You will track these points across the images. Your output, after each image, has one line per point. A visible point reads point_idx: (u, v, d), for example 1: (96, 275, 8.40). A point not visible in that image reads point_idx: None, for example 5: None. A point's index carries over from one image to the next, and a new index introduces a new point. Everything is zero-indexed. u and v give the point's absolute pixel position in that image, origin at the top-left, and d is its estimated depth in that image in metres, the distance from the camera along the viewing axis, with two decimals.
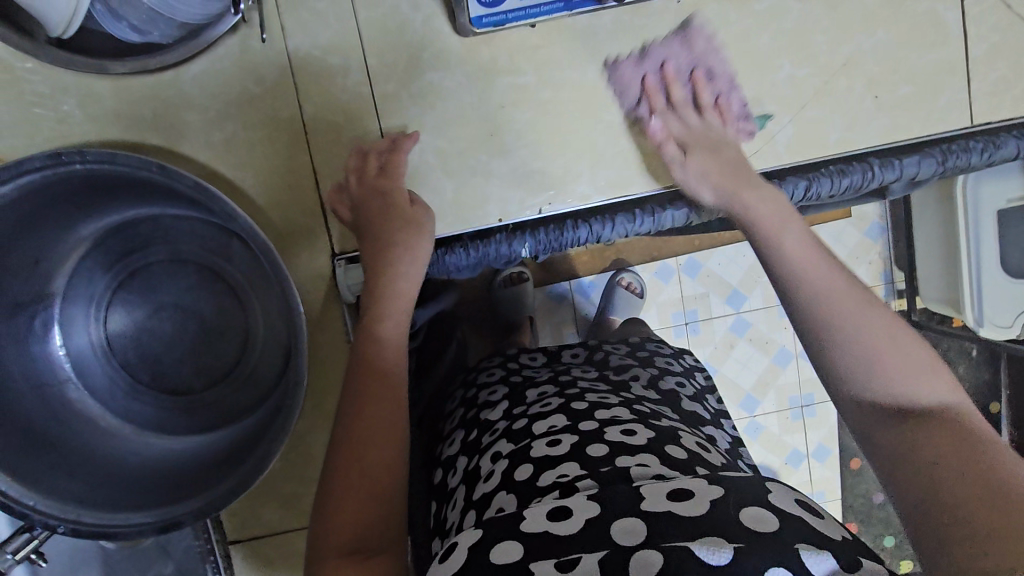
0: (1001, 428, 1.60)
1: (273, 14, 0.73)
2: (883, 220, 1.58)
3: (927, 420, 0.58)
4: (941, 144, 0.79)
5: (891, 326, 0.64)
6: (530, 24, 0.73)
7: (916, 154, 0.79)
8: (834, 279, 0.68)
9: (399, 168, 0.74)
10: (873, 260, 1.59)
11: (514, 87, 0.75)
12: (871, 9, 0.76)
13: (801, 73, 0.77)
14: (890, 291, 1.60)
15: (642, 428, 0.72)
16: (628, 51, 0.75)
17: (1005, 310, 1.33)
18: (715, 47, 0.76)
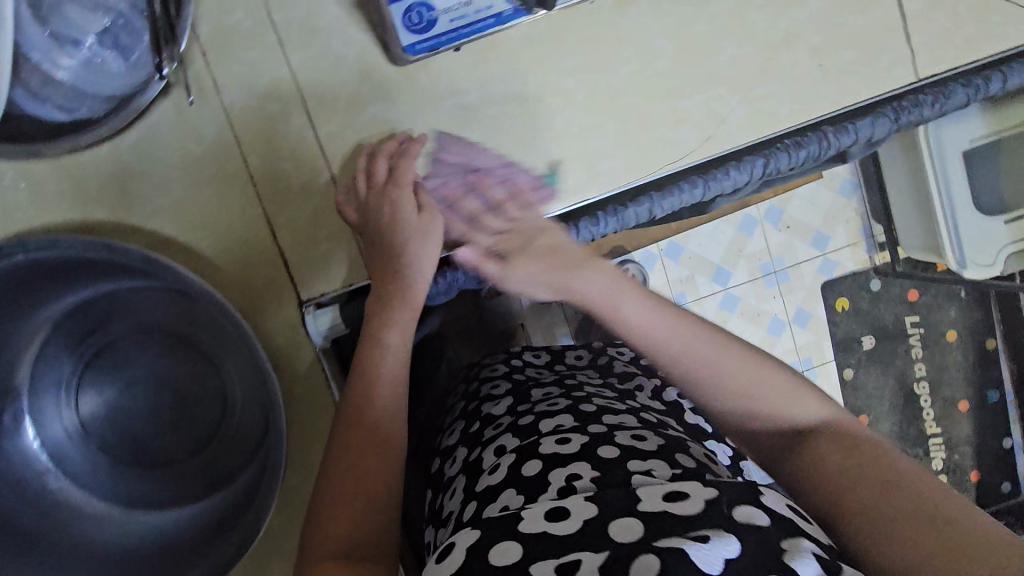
0: (1000, 363, 1.61)
1: (204, 72, 0.74)
2: (854, 176, 1.60)
3: (818, 438, 0.65)
4: (891, 103, 0.79)
5: (744, 359, 0.68)
6: (459, 46, 0.74)
7: (869, 115, 0.78)
8: (678, 343, 0.67)
9: (407, 173, 0.72)
10: (850, 218, 1.61)
11: (460, 107, 0.75)
12: None
13: (742, 52, 0.77)
14: (871, 246, 1.61)
15: (651, 435, 0.72)
16: (568, 55, 0.76)
17: (984, 249, 1.37)
18: (654, 39, 0.77)
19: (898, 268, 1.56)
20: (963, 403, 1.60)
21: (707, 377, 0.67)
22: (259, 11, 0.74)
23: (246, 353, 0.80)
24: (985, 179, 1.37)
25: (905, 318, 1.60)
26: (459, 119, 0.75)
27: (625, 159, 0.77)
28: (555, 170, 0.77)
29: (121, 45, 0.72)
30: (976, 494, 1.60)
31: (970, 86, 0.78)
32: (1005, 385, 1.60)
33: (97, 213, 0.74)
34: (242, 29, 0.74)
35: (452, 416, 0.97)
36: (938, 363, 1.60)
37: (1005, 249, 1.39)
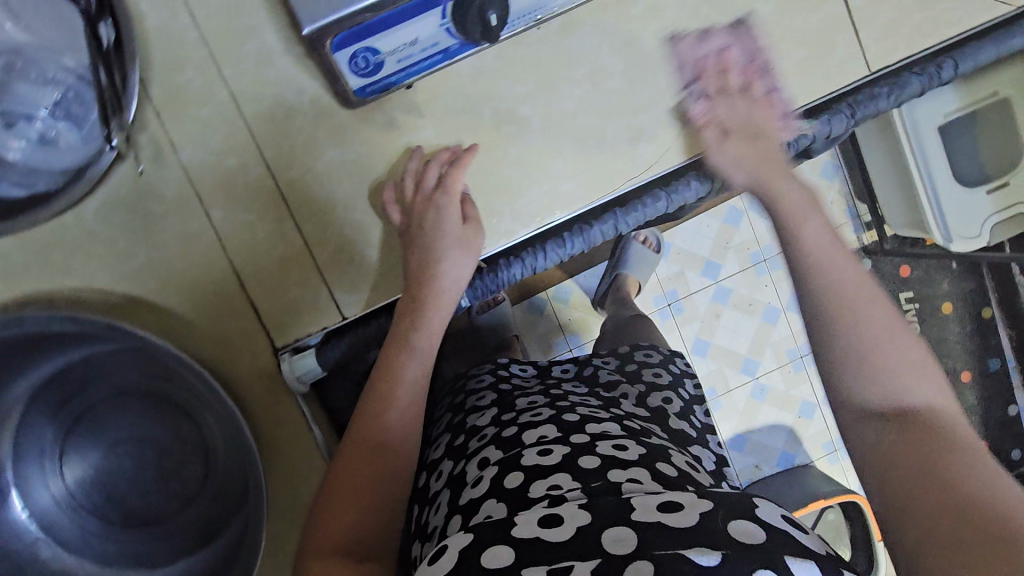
0: (998, 330, 1.60)
1: (161, 134, 0.76)
2: (836, 159, 1.62)
3: (916, 421, 0.62)
4: (847, 99, 0.82)
5: (887, 322, 0.67)
6: (407, 85, 0.76)
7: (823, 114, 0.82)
8: (845, 274, 0.70)
9: (456, 181, 0.76)
10: (834, 200, 1.62)
11: (417, 144, 0.78)
12: None
13: (690, 64, 0.79)
14: (858, 227, 1.63)
15: (633, 444, 0.75)
16: (518, 83, 0.77)
17: (970, 221, 1.39)
18: (602, 58, 0.78)
19: (887, 246, 1.58)
20: (963, 373, 1.60)
21: (844, 316, 0.68)
22: (209, 68, 0.76)
23: (218, 409, 0.80)
24: (961, 152, 1.40)
25: (898, 295, 1.60)
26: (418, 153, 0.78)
27: (578, 185, 0.79)
28: (514, 196, 0.79)
29: (73, 114, 0.73)
30: None
31: (924, 75, 0.81)
32: (1005, 353, 1.60)
33: (68, 280, 0.77)
34: (192, 88, 0.76)
35: (440, 428, 0.98)
36: (934, 336, 1.60)
37: (992, 218, 1.40)
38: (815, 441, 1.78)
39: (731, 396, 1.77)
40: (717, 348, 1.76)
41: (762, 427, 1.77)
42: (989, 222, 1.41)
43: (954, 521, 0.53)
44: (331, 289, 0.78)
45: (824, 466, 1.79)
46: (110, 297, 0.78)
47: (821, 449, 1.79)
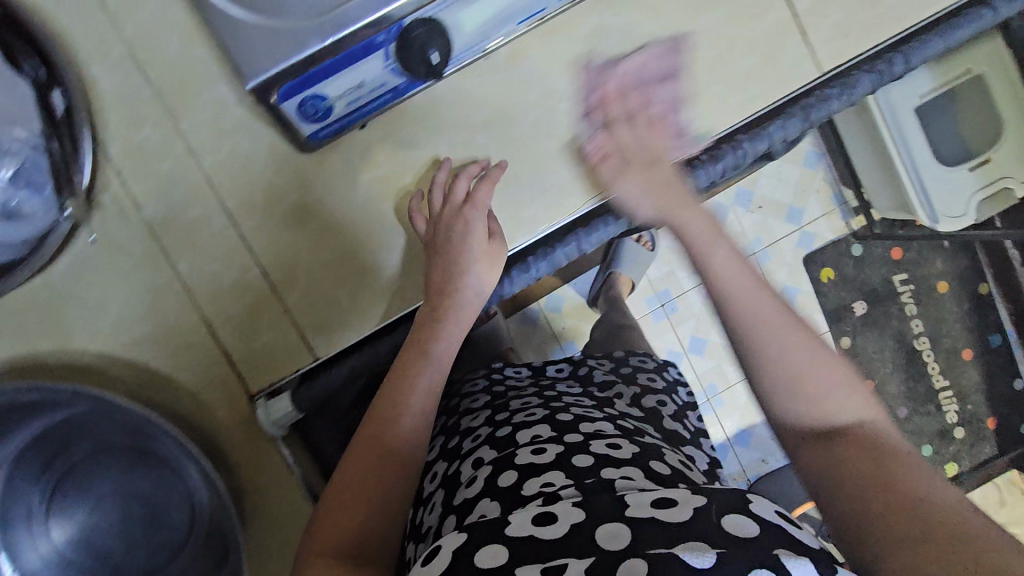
0: (996, 306, 1.59)
1: (121, 192, 0.78)
2: (818, 146, 1.62)
3: (851, 435, 0.66)
4: (801, 100, 0.82)
5: (810, 346, 0.71)
6: (361, 124, 0.76)
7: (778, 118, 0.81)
8: (766, 317, 0.72)
9: (484, 197, 0.77)
10: (820, 188, 1.62)
11: (377, 181, 0.79)
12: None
13: (644, 78, 0.80)
14: (845, 212, 1.62)
15: (626, 442, 0.82)
16: (473, 112, 0.78)
17: (954, 200, 1.40)
18: (552, 81, 0.79)
19: (875, 229, 1.58)
20: (966, 351, 1.59)
21: (767, 341, 0.71)
22: (165, 125, 0.77)
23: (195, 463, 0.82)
24: (942, 133, 1.44)
25: (893, 278, 1.59)
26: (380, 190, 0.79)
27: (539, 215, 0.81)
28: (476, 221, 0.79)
29: (32, 182, 0.74)
30: (997, 440, 1.59)
31: (873, 73, 0.80)
32: (1006, 328, 1.58)
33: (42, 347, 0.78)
34: (151, 146, 0.77)
35: (437, 430, 1.08)
36: (932, 317, 1.59)
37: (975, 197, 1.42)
38: None
39: (731, 392, 1.77)
40: (715, 344, 1.77)
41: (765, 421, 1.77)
42: (973, 201, 1.42)
43: (897, 518, 0.57)
44: (303, 332, 0.80)
45: None
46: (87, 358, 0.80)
47: None
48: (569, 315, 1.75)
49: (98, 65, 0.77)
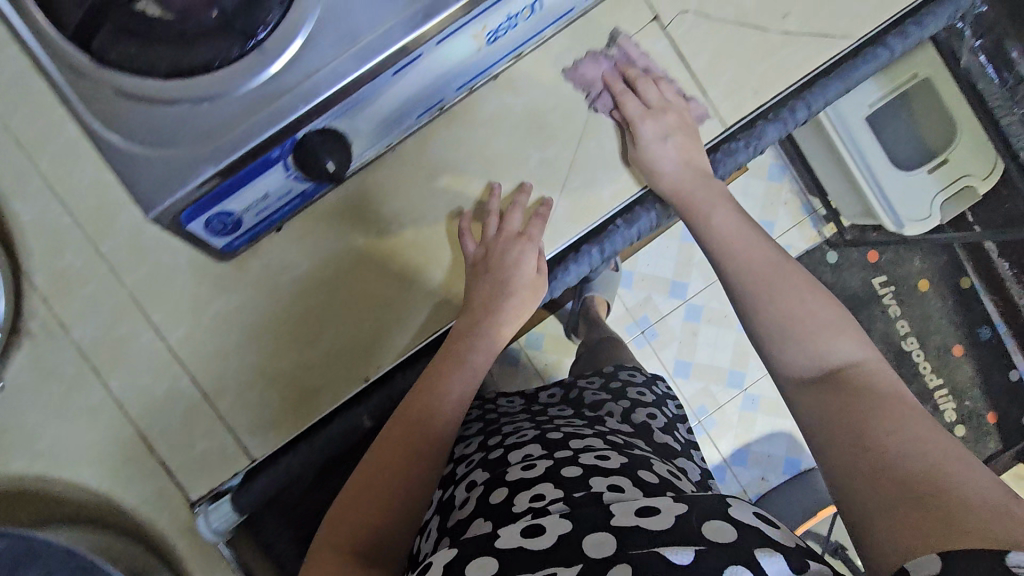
0: (980, 298, 1.57)
1: (50, 316, 0.82)
2: (780, 159, 1.62)
3: (843, 378, 0.66)
4: (740, 135, 0.89)
5: (831, 319, 0.71)
6: (276, 227, 0.81)
7: (834, 75, 0.88)
8: (753, 261, 0.77)
9: (536, 232, 0.83)
10: (788, 199, 1.63)
11: (296, 280, 0.83)
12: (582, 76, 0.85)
13: (549, 152, 0.85)
14: (816, 221, 1.63)
15: (615, 454, 0.77)
16: (379, 207, 0.83)
17: (916, 204, 1.43)
18: (462, 165, 0.84)
19: (847, 236, 1.59)
20: (956, 347, 1.58)
21: (767, 290, 0.74)
22: (88, 250, 0.82)
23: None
24: (898, 139, 1.48)
25: (873, 281, 1.60)
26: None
27: (482, 267, 0.83)
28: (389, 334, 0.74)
29: None
30: (1001, 435, 1.58)
31: (926, 19, 0.87)
32: (994, 319, 1.56)
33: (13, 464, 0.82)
34: (75, 269, 0.82)
35: None
36: (918, 316, 1.59)
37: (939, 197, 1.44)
38: None
39: (723, 411, 1.72)
40: (699, 366, 1.73)
41: (760, 438, 1.72)
42: (937, 202, 1.44)
43: (890, 482, 0.54)
44: (237, 435, 0.82)
45: None
46: (47, 484, 0.83)
47: None
48: (550, 350, 1.70)
49: (19, 200, 0.82)
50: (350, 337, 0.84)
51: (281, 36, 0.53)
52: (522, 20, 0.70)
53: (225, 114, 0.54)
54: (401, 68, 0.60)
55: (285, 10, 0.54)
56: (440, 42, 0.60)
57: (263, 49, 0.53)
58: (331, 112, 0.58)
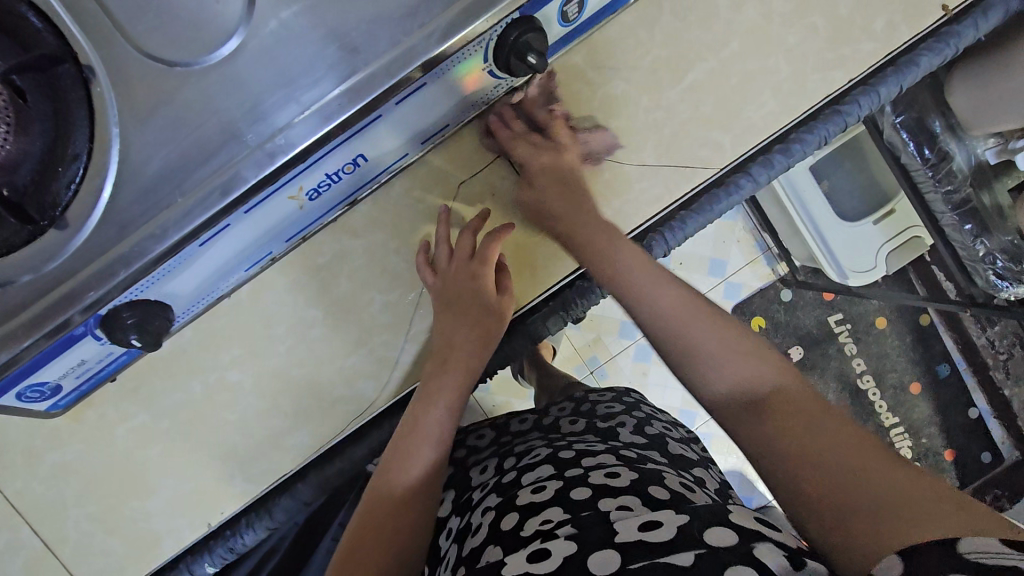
0: (941, 335, 1.51)
1: None
2: None
3: (780, 400, 0.50)
4: (828, 110, 0.65)
5: (715, 322, 0.56)
6: (79, 401, 0.58)
7: (966, 16, 0.63)
8: (657, 292, 0.57)
9: (493, 252, 0.61)
10: (741, 237, 1.50)
11: (81, 454, 0.60)
12: (445, 164, 0.61)
13: (386, 288, 0.62)
14: (771, 258, 1.51)
15: (626, 469, 0.63)
16: (138, 384, 0.60)
17: (863, 254, 1.34)
18: (315, 304, 0.61)
19: (799, 276, 1.48)
20: (913, 385, 1.50)
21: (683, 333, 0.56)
22: None
23: None
24: (841, 188, 1.36)
25: (828, 319, 1.49)
26: (135, 447, 0.61)
27: (357, 355, 0.63)
28: (247, 460, 0.63)
29: None
30: (957, 472, 1.50)
31: None
32: (954, 356, 1.50)
33: None
34: None
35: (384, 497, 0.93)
36: (875, 354, 1.50)
37: (883, 249, 1.34)
38: None
39: None
40: None
41: None
42: (883, 253, 1.34)
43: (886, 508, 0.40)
44: None
45: (783, 503, 1.59)
46: None
47: None
48: (497, 392, 1.54)
49: None
50: (196, 499, 0.63)
51: (81, 207, 0.48)
52: (353, 175, 0.56)
53: (19, 297, 0.48)
54: (296, 232, 0.57)
55: (77, 188, 0.48)
56: (339, 146, 0.51)
57: (63, 224, 0.48)
58: (138, 283, 0.50)
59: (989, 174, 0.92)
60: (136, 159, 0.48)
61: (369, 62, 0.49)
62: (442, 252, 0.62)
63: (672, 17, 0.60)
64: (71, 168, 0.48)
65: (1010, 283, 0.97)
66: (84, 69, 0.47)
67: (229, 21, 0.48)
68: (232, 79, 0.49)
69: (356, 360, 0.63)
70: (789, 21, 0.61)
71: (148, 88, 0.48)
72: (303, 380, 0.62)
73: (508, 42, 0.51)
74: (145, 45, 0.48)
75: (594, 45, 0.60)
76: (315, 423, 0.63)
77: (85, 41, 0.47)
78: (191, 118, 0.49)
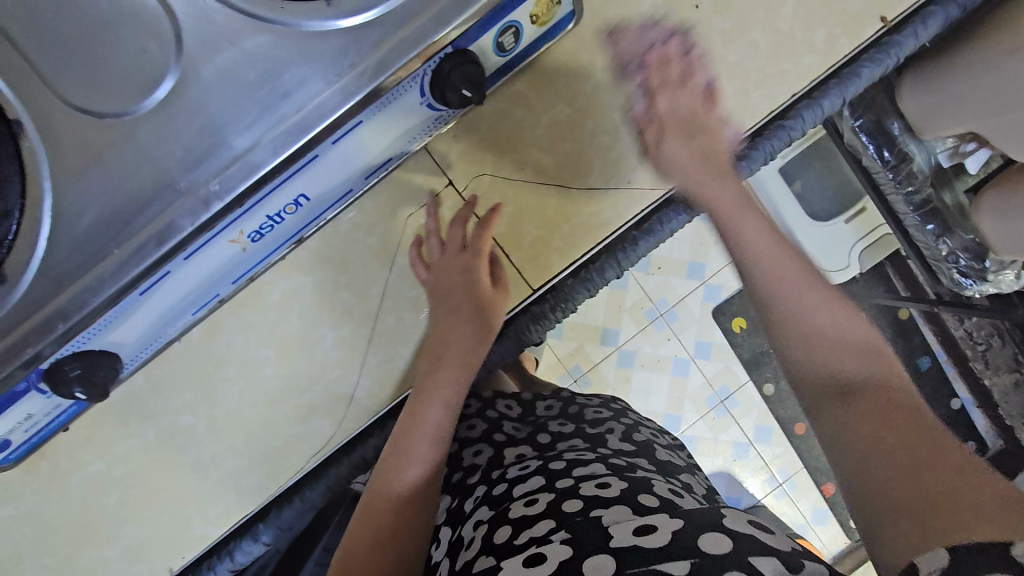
0: (921, 327, 1.51)
1: None
2: None
3: (884, 397, 0.48)
4: (768, 128, 0.66)
5: (827, 299, 0.55)
6: (31, 453, 0.58)
7: (908, 25, 0.64)
8: (756, 240, 0.58)
9: (479, 241, 0.63)
10: (719, 238, 1.54)
11: (35, 505, 0.59)
12: (392, 197, 0.61)
13: (337, 324, 0.62)
14: None
15: (615, 479, 0.62)
16: (90, 434, 0.59)
17: (836, 252, 1.35)
18: (266, 342, 0.61)
19: None
20: None
21: (769, 282, 0.56)
22: None
23: None
24: (812, 189, 1.36)
25: None
26: (90, 495, 0.60)
27: (314, 391, 0.63)
28: (205, 501, 0.63)
29: None
30: None
31: None
32: (936, 347, 1.50)
33: None
34: None
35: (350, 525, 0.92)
36: None
37: (857, 246, 1.35)
38: (755, 479, 1.57)
39: None
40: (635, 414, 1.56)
41: None
42: (856, 249, 1.36)
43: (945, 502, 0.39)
44: None
45: (771, 503, 1.58)
46: None
47: (765, 486, 1.58)
48: None
49: None
50: (157, 544, 0.63)
51: (15, 265, 0.47)
52: (296, 215, 0.56)
53: None
54: (243, 273, 0.57)
55: (10, 246, 0.47)
56: (276, 189, 0.51)
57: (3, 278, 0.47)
58: (79, 336, 0.50)
59: (948, 176, 0.92)
60: (68, 212, 0.48)
61: (299, 106, 0.49)
62: (433, 243, 0.63)
63: (612, 40, 0.60)
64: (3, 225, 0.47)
65: (974, 281, 0.97)
66: (13, 124, 0.47)
67: (157, 65, 0.47)
68: (162, 126, 0.48)
69: (311, 397, 0.63)
70: (731, 40, 0.62)
71: (77, 137, 0.47)
72: (258, 418, 0.62)
73: (443, 75, 0.51)
74: (73, 97, 0.47)
75: (535, 72, 0.60)
76: (273, 462, 0.64)
77: (13, 95, 0.47)
78: (123, 167, 0.48)
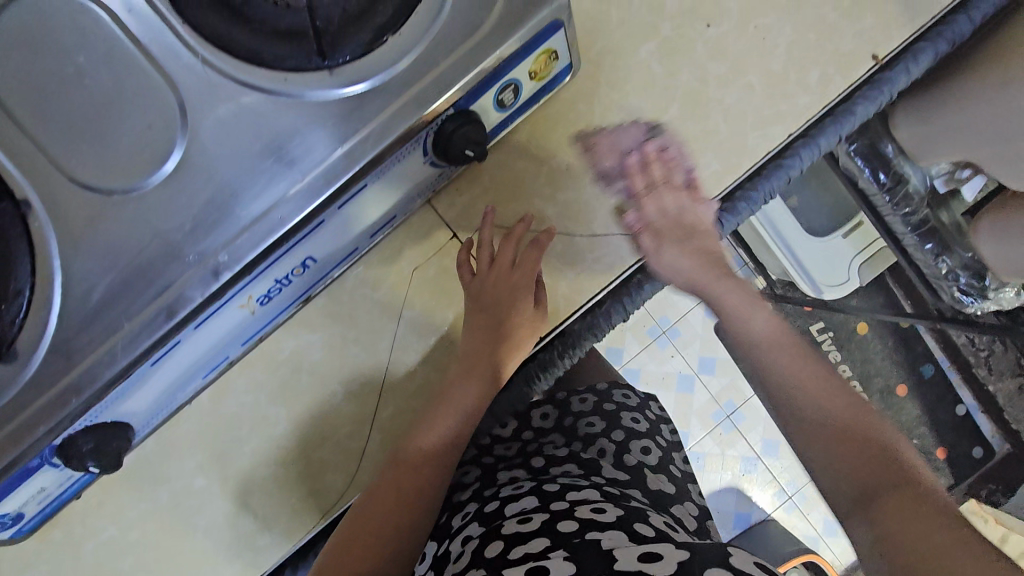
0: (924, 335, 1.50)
1: None
2: None
3: (887, 489, 0.53)
4: (767, 167, 0.66)
5: (835, 387, 0.60)
6: (44, 523, 0.58)
7: (899, 61, 0.64)
8: (771, 333, 0.64)
9: (529, 259, 0.62)
10: None
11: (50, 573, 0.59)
12: (397, 252, 0.62)
13: (346, 378, 0.63)
14: (748, 272, 1.48)
15: (611, 506, 0.62)
16: (104, 498, 0.60)
17: (835, 267, 1.35)
18: (277, 399, 0.61)
19: (777, 289, 1.47)
20: (900, 387, 1.49)
21: (773, 375, 0.62)
22: None
23: None
24: (808, 205, 1.36)
25: (810, 329, 1.48)
26: (106, 560, 0.60)
27: (326, 445, 0.63)
28: (220, 561, 0.63)
29: None
30: (950, 469, 1.49)
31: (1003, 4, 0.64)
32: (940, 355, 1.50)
33: None
34: None
35: None
36: (858, 360, 1.50)
37: (856, 260, 1.36)
38: (765, 492, 1.57)
39: None
40: None
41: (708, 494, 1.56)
42: (855, 263, 1.36)
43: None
44: None
45: (782, 516, 1.57)
46: None
47: (775, 499, 1.57)
48: None
49: None
50: None
51: (26, 344, 0.47)
52: (304, 275, 0.56)
53: None
54: (252, 334, 0.58)
55: (21, 325, 0.47)
56: (284, 254, 0.51)
57: (14, 358, 0.47)
58: (92, 410, 0.50)
59: (943, 198, 0.94)
60: (78, 289, 0.48)
61: (306, 173, 0.49)
62: (484, 252, 0.62)
63: (608, 90, 0.61)
64: (14, 305, 0.47)
65: (975, 298, 0.99)
66: (21, 205, 0.47)
67: (164, 141, 0.48)
68: (169, 199, 0.48)
69: (323, 452, 0.63)
70: (727, 82, 0.63)
71: (85, 214, 0.48)
72: (270, 475, 0.62)
73: (445, 135, 0.52)
74: (81, 175, 0.47)
75: (533, 122, 0.61)
76: (286, 518, 0.64)
77: (21, 177, 0.47)
78: (130, 242, 0.48)
